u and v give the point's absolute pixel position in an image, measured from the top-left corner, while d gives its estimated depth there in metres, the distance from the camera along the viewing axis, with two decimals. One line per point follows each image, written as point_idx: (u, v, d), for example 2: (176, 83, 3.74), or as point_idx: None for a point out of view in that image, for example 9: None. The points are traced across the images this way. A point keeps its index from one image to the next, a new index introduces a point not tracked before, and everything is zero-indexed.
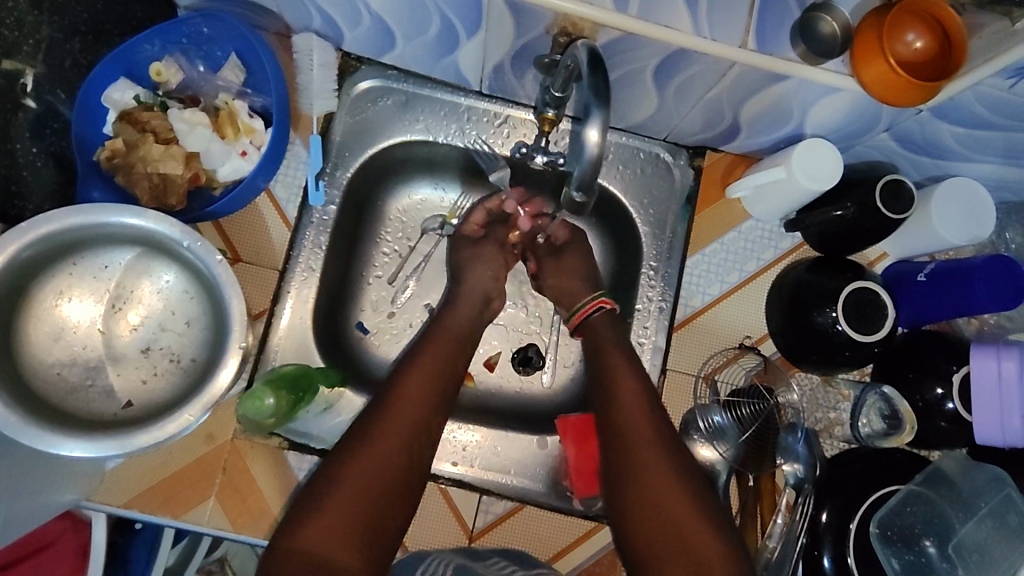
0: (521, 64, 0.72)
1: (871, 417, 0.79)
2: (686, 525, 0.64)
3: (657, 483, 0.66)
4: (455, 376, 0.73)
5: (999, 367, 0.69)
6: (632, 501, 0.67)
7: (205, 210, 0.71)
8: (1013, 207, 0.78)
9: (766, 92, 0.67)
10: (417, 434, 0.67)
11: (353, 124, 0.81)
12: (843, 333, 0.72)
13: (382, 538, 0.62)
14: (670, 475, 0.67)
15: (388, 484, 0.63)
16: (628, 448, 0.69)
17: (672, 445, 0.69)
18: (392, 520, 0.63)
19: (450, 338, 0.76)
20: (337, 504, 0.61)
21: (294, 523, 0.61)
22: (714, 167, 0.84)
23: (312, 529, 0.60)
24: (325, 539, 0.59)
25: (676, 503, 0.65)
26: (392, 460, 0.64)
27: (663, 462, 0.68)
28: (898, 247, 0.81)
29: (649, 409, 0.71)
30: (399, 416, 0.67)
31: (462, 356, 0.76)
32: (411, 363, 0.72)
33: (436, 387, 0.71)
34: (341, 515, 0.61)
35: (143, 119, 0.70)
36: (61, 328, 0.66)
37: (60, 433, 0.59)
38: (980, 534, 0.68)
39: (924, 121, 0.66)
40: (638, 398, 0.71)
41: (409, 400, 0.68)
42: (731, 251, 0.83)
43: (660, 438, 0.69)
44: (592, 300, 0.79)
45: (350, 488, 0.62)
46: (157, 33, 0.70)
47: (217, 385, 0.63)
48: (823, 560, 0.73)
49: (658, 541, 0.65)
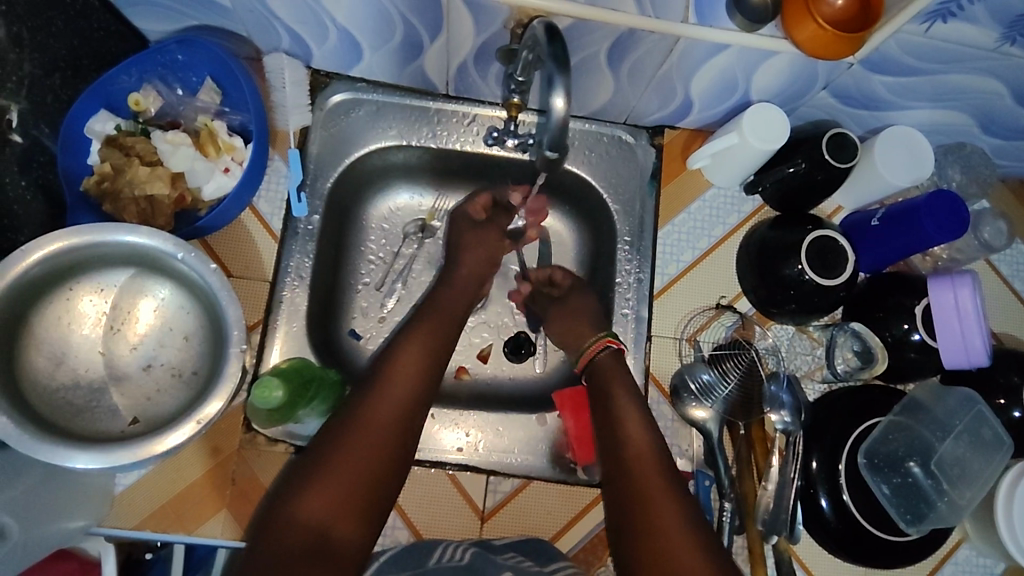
0: (483, 60, 0.76)
1: (846, 355, 0.84)
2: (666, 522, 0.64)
3: (642, 485, 0.68)
4: (444, 355, 0.76)
5: (956, 296, 0.74)
6: (621, 499, 0.68)
7: (194, 227, 0.74)
8: (949, 148, 0.85)
9: (711, 65, 0.73)
10: (412, 408, 0.70)
11: (329, 136, 0.84)
12: (810, 281, 0.76)
13: (377, 507, 0.64)
14: (639, 449, 0.71)
15: (385, 453, 0.66)
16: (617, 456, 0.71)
17: (651, 449, 0.71)
18: (386, 491, 0.65)
19: (439, 314, 0.80)
20: (337, 473, 0.63)
21: (291, 494, 0.62)
22: (674, 143, 0.90)
23: (311, 500, 0.61)
24: (324, 506, 0.61)
25: (646, 466, 0.69)
26: (385, 432, 0.67)
27: (633, 431, 0.72)
28: (849, 198, 0.87)
29: (625, 381, 0.77)
30: (391, 390, 0.70)
31: (451, 331, 0.79)
32: (404, 343, 0.74)
33: (429, 362, 0.74)
34: (342, 485, 0.62)
35: (128, 144, 0.73)
36: (63, 352, 0.68)
37: (74, 446, 0.60)
38: (957, 450, 0.75)
39: (857, 75, 0.73)
40: (631, 417, 0.74)
41: (402, 378, 0.71)
42: (698, 218, 0.88)
43: (626, 401, 0.75)
44: (598, 340, 0.81)
45: (350, 463, 0.64)
46: (133, 64, 0.73)
47: (224, 386, 0.64)
48: (821, 502, 0.76)
49: (643, 532, 0.65)
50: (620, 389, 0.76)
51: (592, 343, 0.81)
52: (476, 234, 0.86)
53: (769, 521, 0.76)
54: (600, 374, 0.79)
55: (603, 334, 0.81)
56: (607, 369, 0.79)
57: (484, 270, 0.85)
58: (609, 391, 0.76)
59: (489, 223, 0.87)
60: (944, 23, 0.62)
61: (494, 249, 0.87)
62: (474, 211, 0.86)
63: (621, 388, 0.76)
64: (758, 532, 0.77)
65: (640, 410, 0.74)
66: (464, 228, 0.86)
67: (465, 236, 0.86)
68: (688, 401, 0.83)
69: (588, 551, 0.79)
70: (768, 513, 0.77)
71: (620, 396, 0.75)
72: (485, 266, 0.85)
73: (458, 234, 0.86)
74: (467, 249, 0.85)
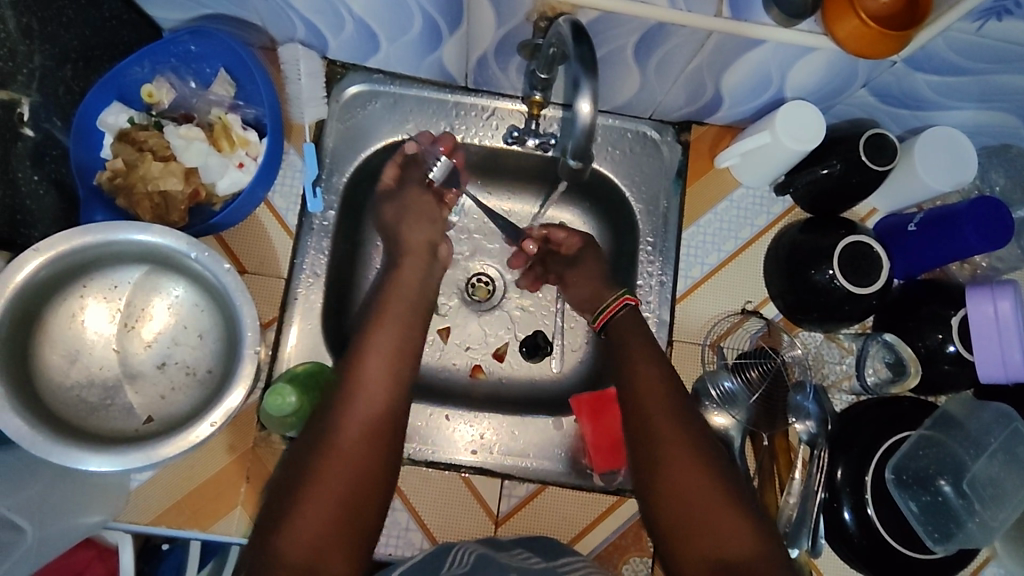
0: (504, 53, 0.74)
1: (877, 365, 0.80)
2: (728, 525, 0.62)
3: (670, 473, 0.64)
4: (412, 354, 0.71)
5: (996, 307, 0.71)
6: (663, 512, 0.64)
7: (208, 224, 0.72)
8: (993, 150, 0.80)
9: (744, 60, 0.69)
10: (390, 419, 0.66)
11: (344, 129, 0.82)
12: (840, 289, 0.73)
13: (368, 527, 0.62)
14: (669, 434, 0.66)
15: (369, 472, 0.62)
16: (647, 465, 0.66)
17: (683, 434, 0.66)
18: (375, 509, 0.62)
19: (403, 309, 0.74)
20: (319, 500, 0.60)
21: (274, 527, 0.59)
22: (701, 140, 0.86)
23: (306, 512, 0.59)
24: (313, 534, 0.58)
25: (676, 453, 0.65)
26: (362, 447, 0.63)
27: (660, 412, 0.67)
28: (885, 200, 0.83)
29: (653, 360, 0.71)
30: (369, 402, 0.66)
31: (418, 327, 0.74)
32: (391, 336, 0.71)
33: (400, 365, 0.69)
34: (335, 495, 0.60)
35: (140, 138, 0.71)
36: (76, 350, 0.67)
37: (88, 449, 0.59)
38: (992, 469, 0.72)
39: (900, 73, 0.69)
40: (656, 401, 0.68)
41: (372, 386, 0.67)
42: (725, 219, 0.85)
43: (652, 383, 0.69)
44: (615, 300, 0.78)
45: (342, 470, 0.61)
46: (146, 55, 0.72)
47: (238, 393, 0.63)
48: (844, 515, 0.74)
49: (688, 544, 0.62)
50: (645, 372, 0.70)
51: (611, 303, 0.78)
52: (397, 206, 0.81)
53: (791, 533, 0.74)
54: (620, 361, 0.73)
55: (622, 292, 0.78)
56: (631, 343, 0.74)
57: (429, 229, 0.81)
58: (633, 376, 0.71)
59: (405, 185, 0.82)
60: (998, 22, 0.57)
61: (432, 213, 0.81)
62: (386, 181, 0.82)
63: (646, 367, 0.71)
64: None
65: (671, 400, 0.68)
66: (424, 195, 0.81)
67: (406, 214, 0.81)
68: (708, 408, 0.80)
69: (606, 557, 0.78)
70: (790, 525, 0.75)
71: (648, 391, 0.69)
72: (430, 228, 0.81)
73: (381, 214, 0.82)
74: (417, 226, 0.80)
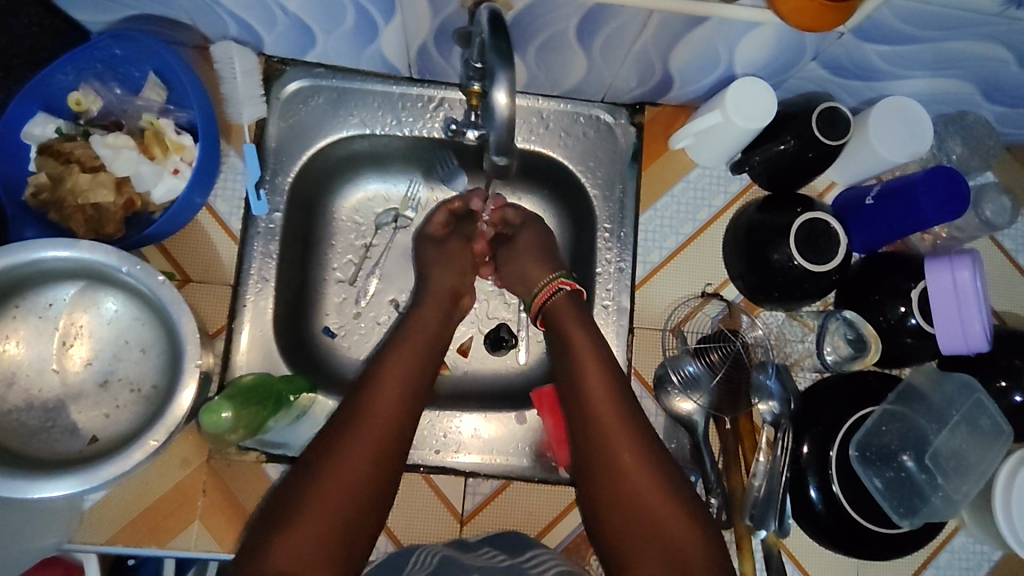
0: (444, 42, 0.71)
1: (837, 342, 0.80)
2: (671, 530, 0.62)
3: (622, 476, 0.65)
4: (424, 379, 0.72)
5: (954, 277, 0.70)
6: (610, 516, 0.65)
7: (143, 235, 0.69)
8: (950, 118, 0.79)
9: (690, 37, 0.67)
10: (390, 439, 0.65)
11: (287, 127, 0.80)
12: (799, 267, 0.72)
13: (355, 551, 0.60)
14: (617, 435, 0.66)
15: (363, 495, 0.61)
16: (597, 472, 0.66)
17: (634, 434, 0.67)
18: (364, 535, 0.61)
19: (417, 343, 0.74)
20: (310, 521, 0.58)
21: (261, 547, 0.57)
22: (655, 121, 0.84)
23: (297, 531, 0.57)
24: (298, 556, 0.56)
25: (626, 456, 0.65)
26: (365, 471, 0.62)
27: (610, 413, 0.68)
28: (842, 174, 0.81)
29: (602, 358, 0.71)
30: (371, 420, 0.65)
31: (431, 358, 0.74)
32: (393, 354, 0.72)
33: (409, 396, 0.69)
34: (328, 512, 0.59)
35: (66, 150, 0.68)
36: (12, 373, 0.65)
37: (29, 478, 0.58)
38: (954, 441, 0.72)
39: (849, 45, 0.67)
40: (603, 402, 0.68)
41: (382, 404, 0.66)
42: (681, 201, 0.83)
43: (601, 385, 0.69)
44: (551, 282, 0.78)
45: (336, 488, 0.60)
46: (68, 61, 0.69)
47: (180, 405, 0.61)
48: (810, 493, 0.74)
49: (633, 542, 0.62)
50: (592, 366, 0.71)
51: (545, 286, 0.79)
52: (438, 252, 0.83)
53: (757, 514, 0.74)
54: (571, 361, 0.72)
55: (557, 275, 0.79)
56: (575, 339, 0.73)
57: (457, 279, 0.82)
58: (580, 377, 0.70)
59: (452, 237, 0.84)
60: None
61: (459, 256, 0.84)
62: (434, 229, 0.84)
63: (592, 363, 0.71)
64: (746, 526, 0.75)
65: (618, 398, 0.69)
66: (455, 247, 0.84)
67: (429, 257, 0.83)
68: (673, 393, 0.79)
69: (573, 549, 0.77)
70: (757, 507, 0.74)
71: (598, 392, 0.69)
72: (458, 276, 0.82)
73: (421, 257, 0.83)
74: (437, 267, 0.82)
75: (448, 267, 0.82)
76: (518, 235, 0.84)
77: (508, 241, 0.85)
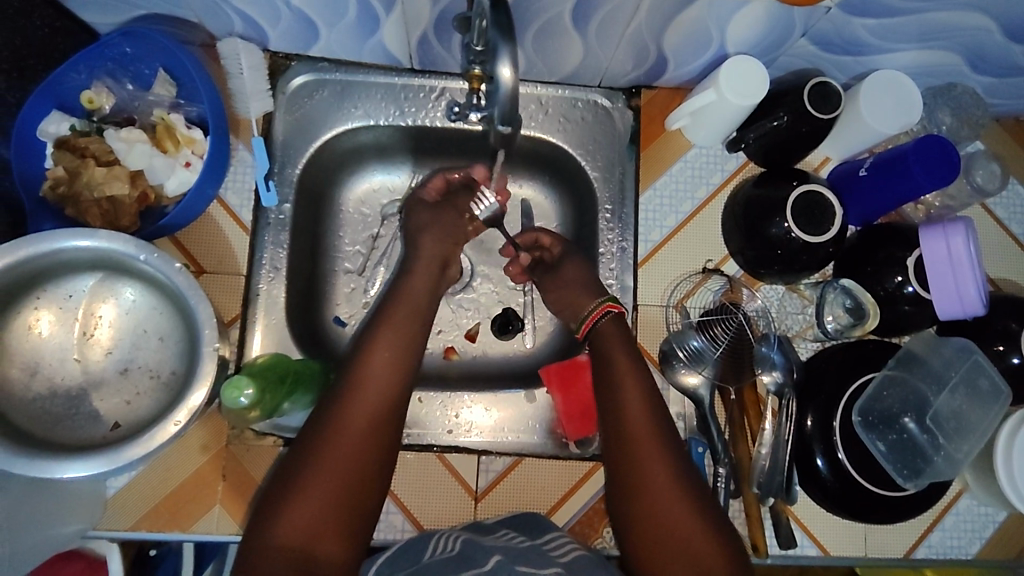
0: (445, 31, 0.73)
1: (837, 312, 0.81)
2: (668, 513, 0.66)
3: (641, 454, 0.69)
4: (413, 352, 0.72)
5: (948, 245, 0.72)
6: (625, 494, 0.69)
7: (159, 226, 0.72)
8: (938, 90, 0.81)
9: (683, 16, 0.69)
10: (385, 417, 0.67)
11: (294, 120, 0.82)
12: (797, 239, 0.74)
13: (360, 527, 0.63)
14: (638, 420, 0.70)
15: (363, 474, 0.64)
16: (618, 450, 0.70)
17: (651, 419, 0.70)
18: (367, 511, 0.64)
19: (408, 314, 0.75)
20: (309, 502, 0.61)
21: (264, 524, 0.61)
22: (651, 103, 0.86)
23: (292, 515, 0.60)
24: (303, 538, 0.60)
25: (643, 438, 0.69)
26: (360, 453, 0.64)
27: (631, 393, 0.72)
28: (835, 149, 0.84)
29: (625, 344, 0.75)
30: (360, 401, 0.67)
31: (421, 327, 0.75)
32: (378, 330, 0.72)
33: (399, 372, 0.70)
34: (321, 495, 0.62)
35: (81, 144, 0.71)
36: (35, 363, 0.66)
37: (55, 459, 0.60)
38: (954, 402, 0.74)
39: (837, 20, 0.69)
40: (629, 386, 0.72)
41: (371, 383, 0.68)
42: (680, 180, 0.85)
43: (629, 369, 0.73)
44: (598, 306, 0.78)
45: (331, 472, 0.62)
46: (80, 60, 0.71)
47: (191, 402, 0.62)
48: (817, 462, 0.75)
49: (646, 535, 0.66)
50: (618, 349, 0.75)
51: (594, 309, 0.78)
52: (431, 214, 0.83)
53: (764, 482, 0.76)
54: (602, 348, 0.76)
55: (605, 298, 0.79)
56: (607, 335, 0.76)
57: (444, 246, 0.82)
58: (613, 363, 0.74)
59: (449, 203, 0.84)
60: None
61: (450, 228, 0.83)
62: (429, 192, 0.84)
63: (619, 347, 0.75)
64: (754, 494, 0.77)
65: (642, 382, 0.72)
66: (447, 212, 0.83)
67: (423, 221, 0.82)
68: (679, 368, 0.81)
69: (586, 523, 0.78)
70: (763, 475, 0.76)
71: (625, 372, 0.73)
72: (449, 245, 0.82)
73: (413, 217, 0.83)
74: (423, 232, 0.81)
75: (436, 239, 0.82)
76: (563, 264, 0.83)
77: (551, 268, 0.84)
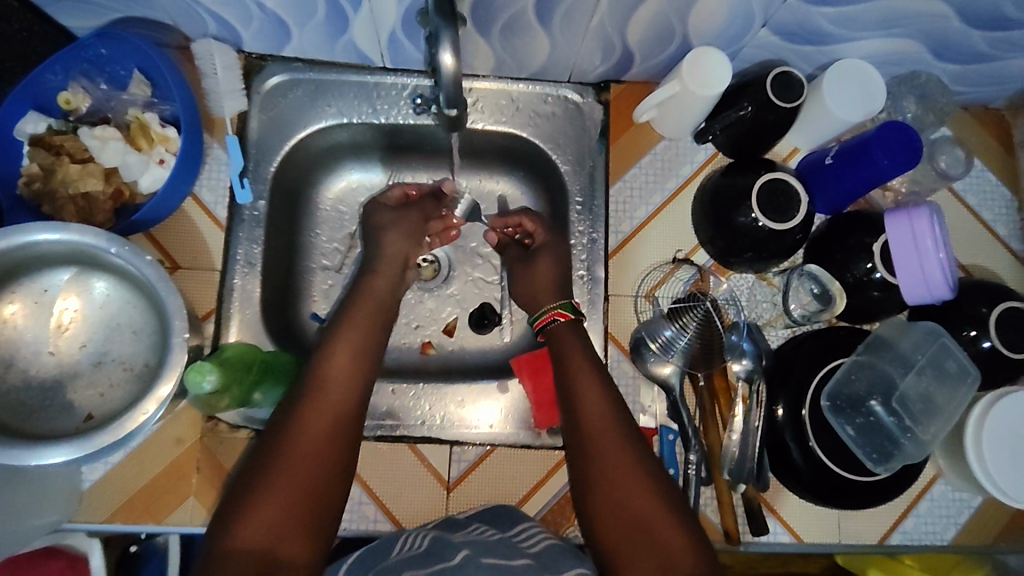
0: (411, 28, 0.75)
1: (804, 298, 0.83)
2: (636, 506, 0.66)
3: (602, 455, 0.69)
4: (375, 350, 0.73)
5: (914, 228, 0.72)
6: (592, 494, 0.68)
7: (132, 221, 0.73)
8: (903, 78, 0.82)
9: (643, 9, 0.71)
10: (346, 415, 0.67)
11: (269, 119, 0.83)
12: (763, 228, 0.75)
13: (326, 526, 0.63)
14: (597, 416, 0.70)
15: (326, 471, 0.64)
16: (580, 449, 0.70)
17: (609, 414, 0.70)
18: (332, 510, 0.64)
19: (371, 312, 0.76)
20: (272, 502, 0.61)
21: (227, 525, 0.60)
22: (620, 98, 0.87)
23: (256, 514, 0.60)
24: (266, 537, 0.60)
25: (602, 435, 0.69)
26: (322, 450, 0.64)
27: (587, 391, 0.72)
28: (802, 140, 0.84)
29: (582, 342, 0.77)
30: (322, 399, 0.67)
31: (384, 325, 0.76)
32: (340, 329, 0.73)
33: (361, 370, 0.70)
34: (284, 494, 0.61)
35: (56, 143, 0.73)
36: (10, 356, 0.68)
37: (25, 448, 0.61)
38: (921, 385, 0.74)
39: (795, 9, 0.70)
40: (588, 383, 0.72)
41: (332, 382, 0.68)
42: (649, 172, 0.86)
43: (583, 367, 0.74)
44: (549, 310, 0.79)
45: (293, 470, 0.62)
46: (56, 61, 0.73)
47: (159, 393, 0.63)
48: (789, 451, 0.75)
49: (616, 534, 0.65)
50: (571, 345, 0.76)
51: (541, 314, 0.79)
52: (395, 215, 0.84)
53: (733, 470, 0.77)
54: (558, 348, 0.76)
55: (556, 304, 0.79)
56: (562, 338, 0.77)
57: (411, 244, 0.82)
58: (569, 362, 0.74)
59: (411, 207, 0.85)
60: None
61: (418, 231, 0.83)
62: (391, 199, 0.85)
63: (572, 342, 0.76)
64: (726, 482, 0.77)
65: (600, 378, 0.73)
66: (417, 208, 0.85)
67: (387, 221, 0.83)
68: (651, 359, 0.81)
69: (557, 512, 0.79)
70: (734, 462, 0.77)
71: (577, 368, 0.74)
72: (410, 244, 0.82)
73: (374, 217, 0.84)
74: (388, 232, 0.82)
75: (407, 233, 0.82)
76: (537, 256, 0.83)
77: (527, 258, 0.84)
